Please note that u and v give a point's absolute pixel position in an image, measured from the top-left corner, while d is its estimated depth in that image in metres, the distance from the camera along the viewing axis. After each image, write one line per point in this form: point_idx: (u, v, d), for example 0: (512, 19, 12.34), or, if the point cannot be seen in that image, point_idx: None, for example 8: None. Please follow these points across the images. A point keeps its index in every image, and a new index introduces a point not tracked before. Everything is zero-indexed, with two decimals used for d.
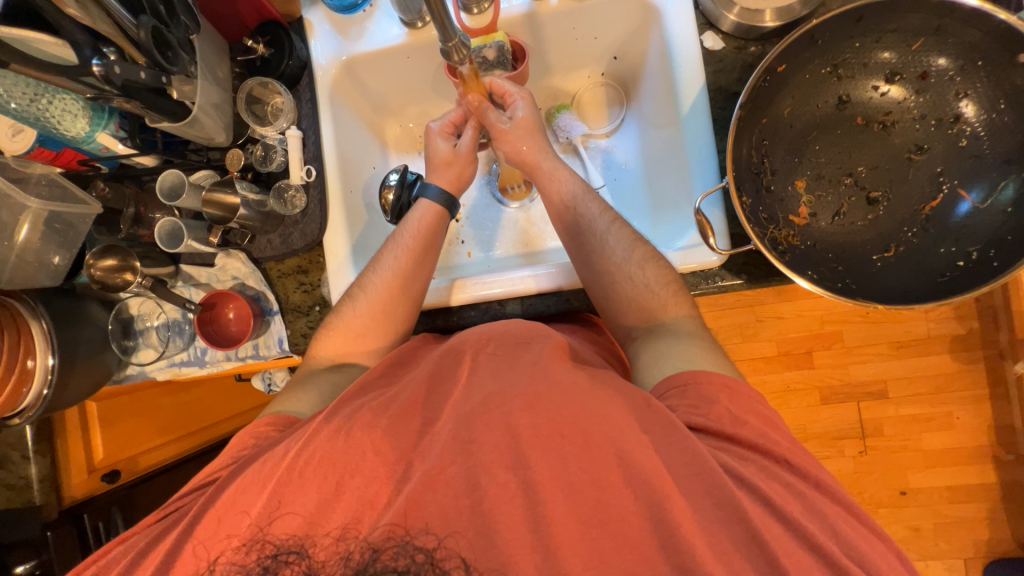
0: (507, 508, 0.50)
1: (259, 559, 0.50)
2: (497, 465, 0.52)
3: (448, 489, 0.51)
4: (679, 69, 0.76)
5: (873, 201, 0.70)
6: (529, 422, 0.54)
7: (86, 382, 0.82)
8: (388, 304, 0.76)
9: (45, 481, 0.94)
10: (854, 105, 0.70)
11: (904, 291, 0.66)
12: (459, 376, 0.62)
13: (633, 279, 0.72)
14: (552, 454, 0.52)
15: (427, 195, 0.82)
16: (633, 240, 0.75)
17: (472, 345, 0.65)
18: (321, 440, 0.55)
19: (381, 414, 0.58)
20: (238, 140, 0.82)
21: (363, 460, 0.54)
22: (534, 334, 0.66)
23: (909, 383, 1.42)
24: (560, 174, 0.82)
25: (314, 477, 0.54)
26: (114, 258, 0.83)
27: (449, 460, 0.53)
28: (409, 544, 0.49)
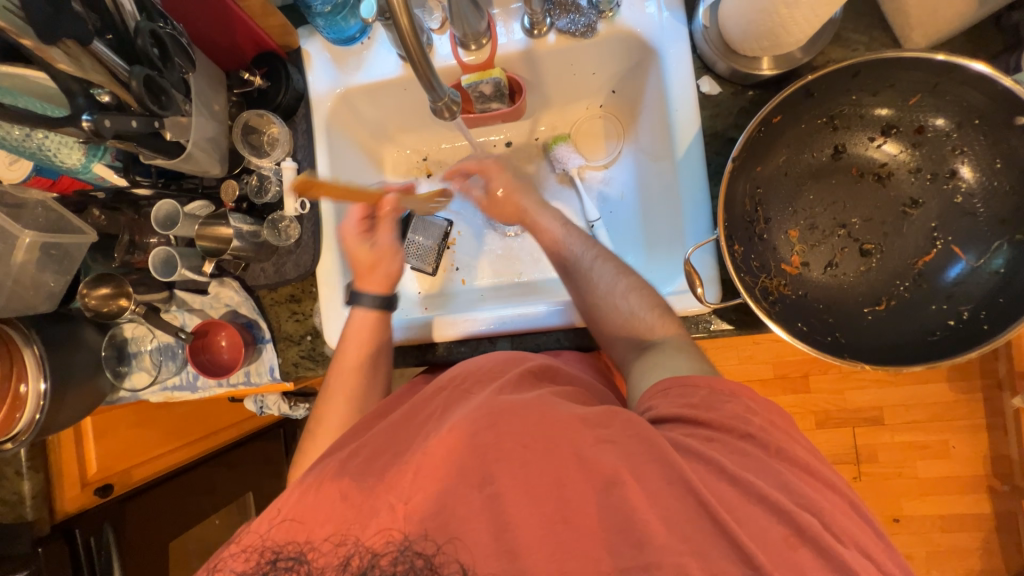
0: (471, 526, 0.48)
1: (258, 565, 0.51)
2: (461, 483, 0.50)
3: (417, 514, 0.49)
4: (675, 113, 0.75)
5: (866, 253, 0.70)
6: (500, 451, 0.51)
7: (79, 405, 0.83)
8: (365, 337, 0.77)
9: (37, 498, 0.96)
10: (849, 156, 0.69)
11: (894, 347, 0.66)
12: (432, 408, 0.61)
13: (619, 307, 0.71)
14: (515, 462, 0.50)
15: (362, 304, 0.77)
16: (616, 271, 0.74)
17: (445, 384, 0.65)
18: (295, 496, 0.54)
19: (353, 460, 0.57)
20: (233, 170, 0.83)
21: (333, 510, 0.51)
22: (513, 361, 0.66)
23: (904, 412, 1.41)
24: (544, 218, 0.83)
25: (295, 520, 0.52)
26: (106, 286, 0.85)
27: (416, 490, 0.50)
28: (408, 548, 0.48)
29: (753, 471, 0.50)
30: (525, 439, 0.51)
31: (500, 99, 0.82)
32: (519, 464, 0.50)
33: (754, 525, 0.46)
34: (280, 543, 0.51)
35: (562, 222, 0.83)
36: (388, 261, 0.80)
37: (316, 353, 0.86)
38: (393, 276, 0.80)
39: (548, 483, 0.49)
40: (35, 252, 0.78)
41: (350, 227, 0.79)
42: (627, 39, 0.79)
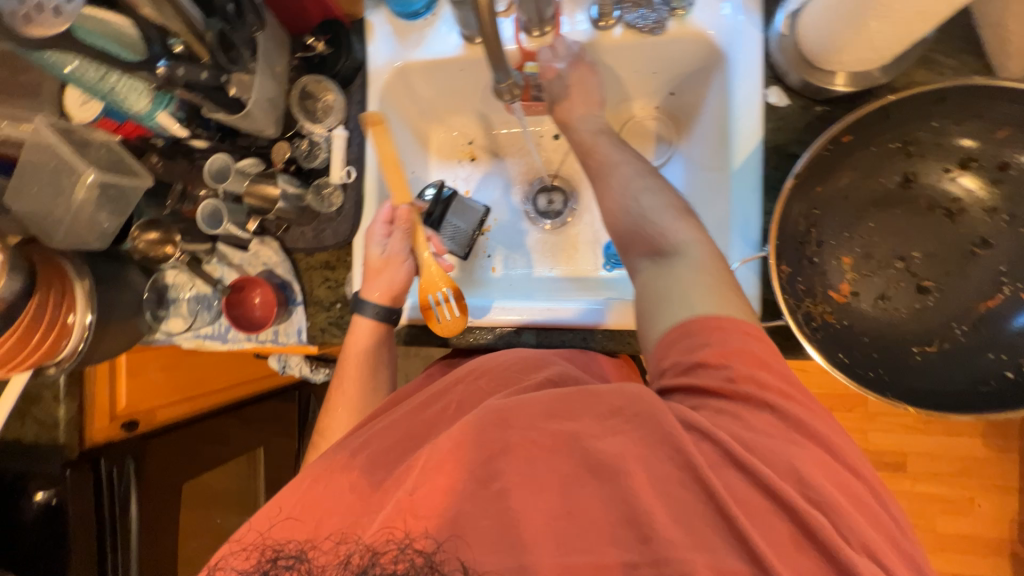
0: (479, 522, 0.47)
1: (257, 563, 0.52)
2: (467, 476, 0.49)
3: (421, 504, 0.48)
4: (736, 122, 0.73)
5: (923, 290, 0.66)
6: (519, 442, 0.49)
7: (117, 342, 0.87)
8: (388, 283, 0.78)
9: (70, 423, 1.00)
10: (919, 187, 0.66)
11: (939, 394, 0.62)
12: (449, 398, 0.62)
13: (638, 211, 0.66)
14: (520, 458, 0.49)
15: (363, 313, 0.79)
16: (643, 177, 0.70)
17: (462, 375, 0.65)
18: (313, 480, 0.56)
19: (362, 449, 0.59)
20: (286, 133, 0.85)
21: (344, 499, 0.54)
22: (535, 363, 0.65)
23: (930, 461, 1.34)
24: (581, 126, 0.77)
25: (309, 513, 0.54)
26: (155, 231, 0.89)
27: (420, 481, 0.49)
28: (408, 546, 0.48)
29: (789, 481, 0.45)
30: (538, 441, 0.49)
31: (564, 90, 0.78)
32: (525, 456, 0.49)
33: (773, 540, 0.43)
34: (284, 528, 0.53)
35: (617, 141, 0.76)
36: (396, 274, 0.79)
37: (344, 321, 0.87)
38: (395, 287, 0.79)
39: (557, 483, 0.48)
40: (95, 190, 0.79)
41: (377, 227, 0.80)
42: (695, 41, 0.76)
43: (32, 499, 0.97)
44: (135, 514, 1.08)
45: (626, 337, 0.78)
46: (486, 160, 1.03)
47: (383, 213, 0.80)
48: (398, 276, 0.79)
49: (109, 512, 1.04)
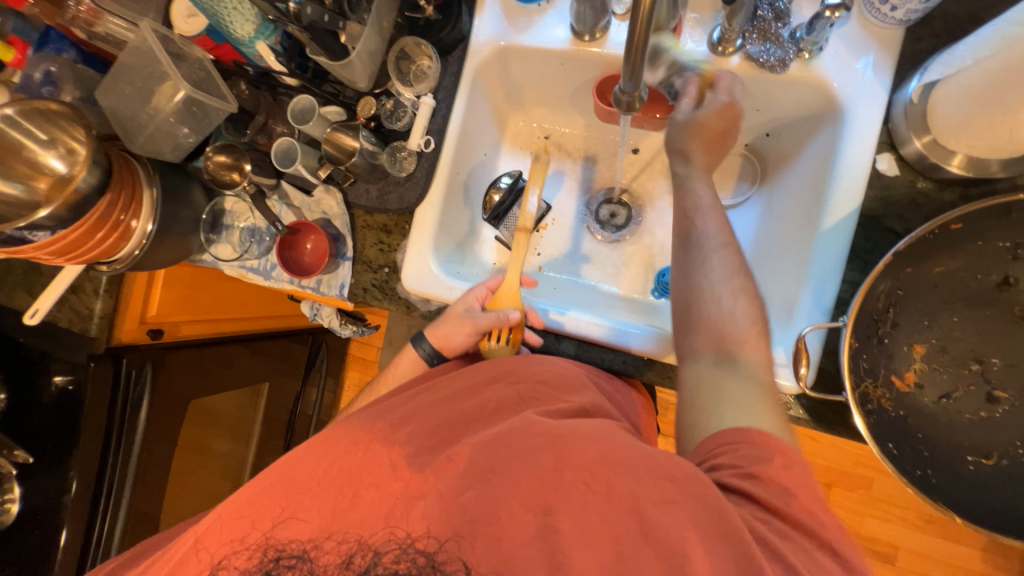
0: (523, 550, 0.46)
1: (258, 563, 0.50)
2: (518, 502, 0.49)
3: (462, 511, 0.49)
4: (838, 180, 0.69)
5: (993, 399, 0.63)
6: (550, 466, 0.50)
7: (169, 254, 0.88)
8: (444, 332, 0.79)
9: (103, 319, 1.02)
10: (1017, 292, 0.62)
11: (986, 510, 0.60)
12: (486, 396, 0.62)
13: (721, 304, 0.60)
14: (575, 502, 0.48)
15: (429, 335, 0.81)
16: (735, 271, 0.62)
17: (500, 376, 0.66)
18: (341, 447, 0.54)
19: (398, 429, 0.57)
20: (375, 89, 0.85)
21: (380, 476, 0.51)
22: (572, 387, 0.65)
23: (923, 561, 1.29)
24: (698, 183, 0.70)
25: (333, 485, 0.52)
26: (227, 156, 0.89)
27: (464, 486, 0.50)
28: (409, 547, 0.48)
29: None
30: (588, 478, 0.49)
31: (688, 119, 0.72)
32: (578, 499, 0.48)
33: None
34: (306, 501, 0.51)
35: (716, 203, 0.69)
36: (457, 334, 0.78)
37: (388, 286, 0.87)
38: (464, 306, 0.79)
39: (605, 534, 0.46)
40: (180, 105, 0.82)
41: (474, 291, 0.80)
42: (815, 88, 0.73)
43: (51, 381, 1.02)
44: (143, 416, 1.08)
45: (668, 371, 0.77)
46: (557, 159, 1.01)
47: (487, 285, 0.81)
48: (456, 329, 0.78)
49: (121, 408, 1.05)
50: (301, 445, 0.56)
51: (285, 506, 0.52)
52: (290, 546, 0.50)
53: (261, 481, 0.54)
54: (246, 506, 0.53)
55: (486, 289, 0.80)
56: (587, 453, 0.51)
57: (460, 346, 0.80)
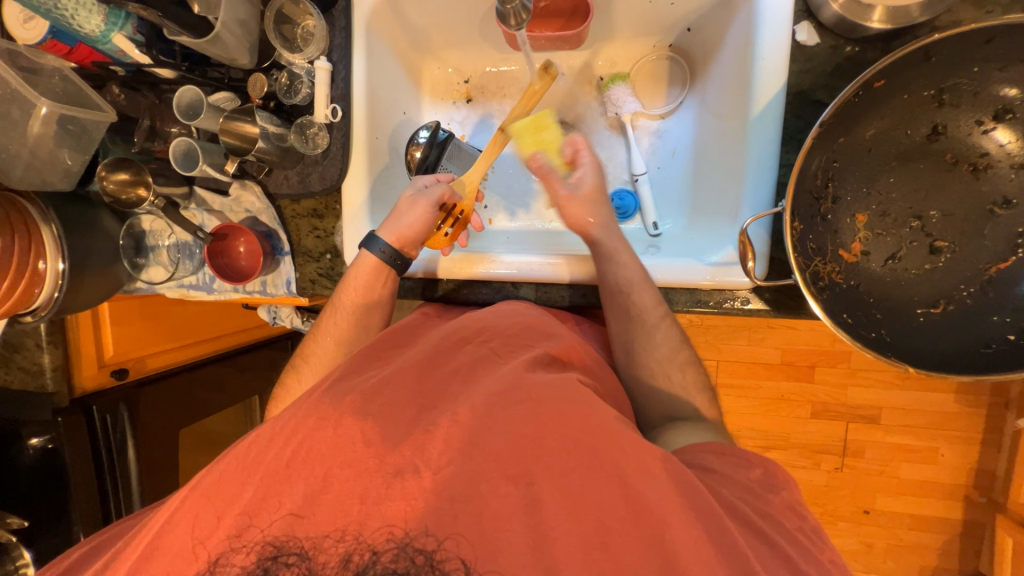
0: (505, 512, 0.47)
1: (258, 563, 0.47)
2: (498, 473, 0.49)
3: (441, 488, 0.48)
4: (760, 62, 0.66)
5: (936, 251, 0.64)
6: (532, 429, 0.50)
7: (97, 290, 0.82)
8: (403, 224, 0.73)
9: (57, 371, 0.98)
10: (946, 140, 0.62)
11: (940, 354, 0.62)
12: (459, 360, 0.61)
13: (671, 378, 0.68)
14: (552, 458, 0.49)
15: (370, 248, 0.74)
16: (678, 342, 0.70)
17: (472, 337, 0.64)
18: (308, 426, 0.52)
19: (373, 401, 0.55)
20: (262, 64, 0.78)
21: (353, 453, 0.50)
22: (543, 332, 0.65)
23: (904, 415, 1.39)
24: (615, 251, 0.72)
25: (307, 468, 0.50)
26: (126, 172, 0.81)
27: (444, 461, 0.49)
28: (408, 545, 0.46)
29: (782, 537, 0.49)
30: (565, 441, 0.49)
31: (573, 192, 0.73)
32: (559, 463, 0.49)
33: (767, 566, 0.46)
34: (281, 496, 0.49)
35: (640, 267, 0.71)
36: (416, 221, 0.73)
37: (335, 273, 0.83)
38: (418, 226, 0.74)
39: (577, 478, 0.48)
40: (52, 125, 0.73)
41: (425, 178, 0.78)
42: None
43: (27, 442, 0.95)
44: (133, 459, 1.06)
45: None
46: (483, 102, 0.94)
47: (439, 176, 0.79)
48: (417, 218, 0.73)
49: (105, 454, 1.02)
50: (268, 423, 0.55)
51: (256, 501, 0.50)
52: (266, 529, 0.48)
53: (227, 465, 0.52)
54: (211, 501, 0.51)
55: (437, 179, 0.78)
56: (563, 414, 0.51)
57: (414, 241, 0.75)
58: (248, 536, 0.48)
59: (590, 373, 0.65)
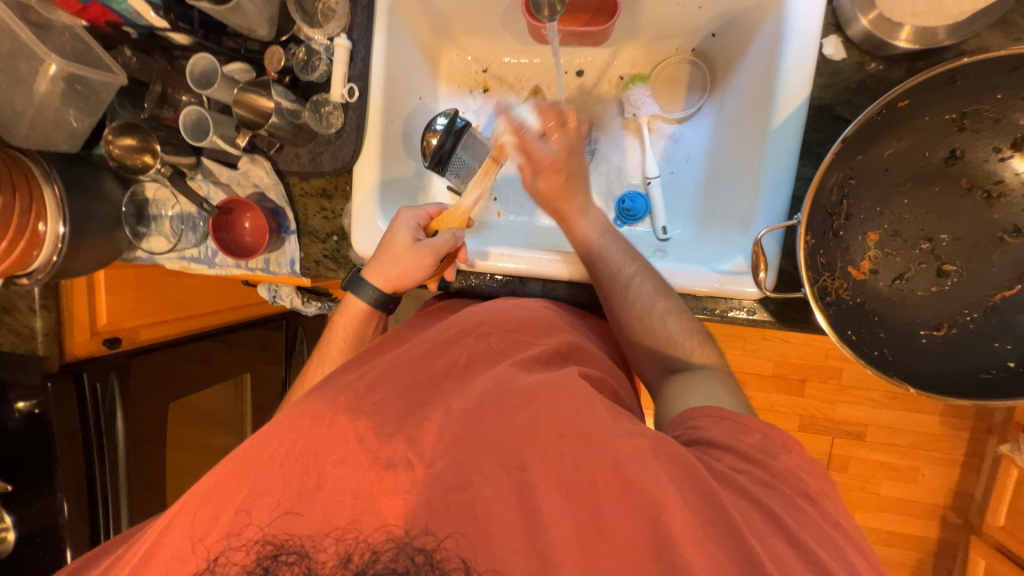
0: (500, 512, 0.46)
1: (259, 560, 0.46)
2: (492, 463, 0.48)
3: (436, 482, 0.47)
4: (785, 73, 0.66)
5: (943, 274, 0.65)
6: (527, 422, 0.50)
7: (96, 256, 0.80)
8: (395, 271, 0.71)
9: (49, 335, 0.96)
10: (963, 164, 0.62)
11: (940, 376, 0.63)
12: (456, 352, 0.60)
13: (654, 331, 0.67)
14: (552, 457, 0.48)
15: (358, 293, 0.73)
16: (659, 290, 0.68)
17: (470, 329, 0.63)
18: (302, 426, 0.51)
19: (365, 398, 0.54)
20: (281, 37, 0.77)
21: (347, 450, 0.49)
22: (544, 328, 0.65)
23: (889, 434, 1.41)
24: (582, 224, 0.73)
25: (305, 462, 0.49)
26: (133, 137, 0.80)
27: (441, 457, 0.49)
28: (408, 544, 0.45)
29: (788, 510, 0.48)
30: (567, 443, 0.48)
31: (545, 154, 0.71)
32: (553, 454, 0.48)
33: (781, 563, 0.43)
34: (274, 483, 0.48)
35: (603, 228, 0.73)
36: (412, 267, 0.71)
37: (340, 255, 0.82)
38: (404, 277, 0.72)
39: (576, 486, 0.47)
40: (59, 84, 0.71)
41: (413, 214, 0.74)
42: None
43: (14, 408, 0.94)
44: (121, 428, 1.04)
45: None
46: (500, 93, 0.93)
47: (428, 209, 0.76)
48: (408, 266, 0.71)
49: (94, 424, 1.01)
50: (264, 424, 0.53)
51: (250, 491, 0.48)
52: (261, 527, 0.47)
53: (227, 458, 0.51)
54: (205, 495, 0.49)
55: (427, 213, 0.76)
56: (560, 409, 0.51)
57: (413, 283, 0.73)
58: (243, 533, 0.47)
59: (597, 366, 0.64)
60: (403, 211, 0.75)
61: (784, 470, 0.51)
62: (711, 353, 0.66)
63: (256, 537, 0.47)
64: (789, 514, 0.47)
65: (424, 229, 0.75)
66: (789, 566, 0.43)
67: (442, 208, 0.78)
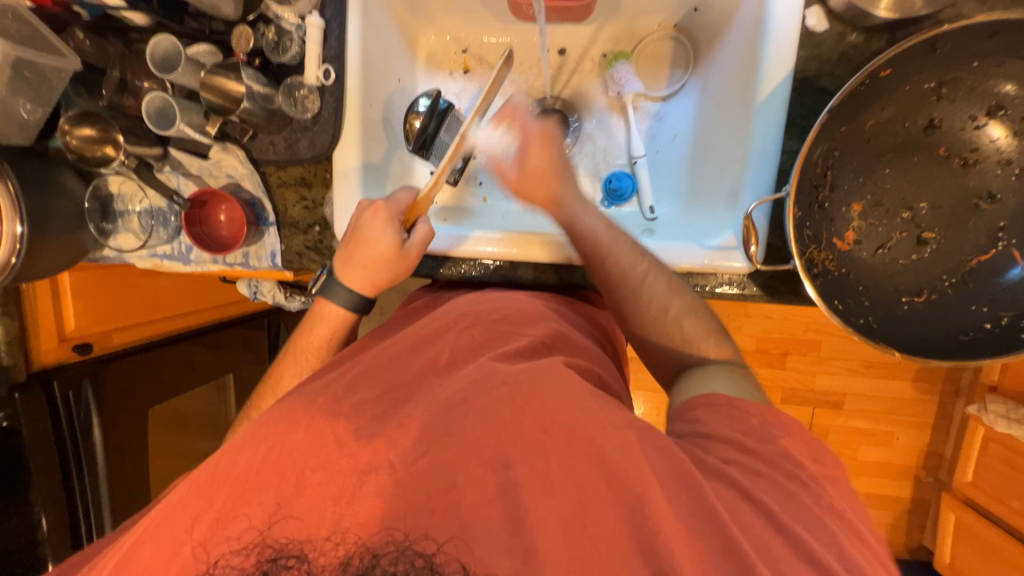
0: (484, 513, 0.42)
1: (258, 563, 0.41)
2: (475, 460, 0.44)
3: (417, 485, 0.43)
4: (769, 45, 0.66)
5: (922, 242, 0.67)
6: (510, 416, 0.45)
7: (58, 258, 0.75)
8: (382, 275, 0.70)
9: (11, 342, 0.91)
10: (941, 133, 0.64)
11: (921, 341, 0.65)
12: (439, 347, 0.56)
13: (671, 330, 0.65)
14: (535, 450, 0.44)
15: (333, 297, 0.70)
16: (671, 289, 0.66)
17: (451, 324, 0.59)
18: (277, 428, 0.46)
19: (344, 399, 0.49)
20: (248, 16, 0.72)
21: (325, 454, 0.44)
22: (528, 319, 0.62)
23: (866, 401, 1.47)
24: (583, 213, 0.69)
25: (274, 470, 0.44)
26: (92, 127, 0.75)
27: (422, 456, 0.44)
28: (408, 548, 0.40)
29: (781, 500, 0.46)
30: (561, 436, 0.44)
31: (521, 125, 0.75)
32: (540, 451, 0.44)
33: (773, 555, 0.41)
34: (245, 491, 0.44)
35: (607, 221, 0.70)
36: (400, 269, 0.70)
37: (323, 246, 0.79)
38: (388, 278, 0.71)
39: (569, 486, 0.42)
40: (6, 69, 0.68)
41: (388, 209, 0.69)
42: None
43: None
44: (99, 437, 1.00)
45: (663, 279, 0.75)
46: (480, 74, 0.91)
47: (401, 200, 0.71)
48: (393, 268, 0.70)
49: (68, 432, 0.96)
50: (240, 431, 0.49)
51: (221, 499, 0.44)
52: (242, 537, 0.42)
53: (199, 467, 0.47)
54: (170, 511, 0.44)
55: (401, 205, 0.71)
56: (546, 400, 0.46)
57: (387, 283, 0.71)
58: (213, 549, 0.42)
59: (587, 356, 0.61)
60: (363, 203, 0.71)
61: (779, 452, 0.49)
62: (728, 350, 0.64)
63: (229, 555, 0.42)
64: (782, 504, 0.46)
65: (401, 222, 0.70)
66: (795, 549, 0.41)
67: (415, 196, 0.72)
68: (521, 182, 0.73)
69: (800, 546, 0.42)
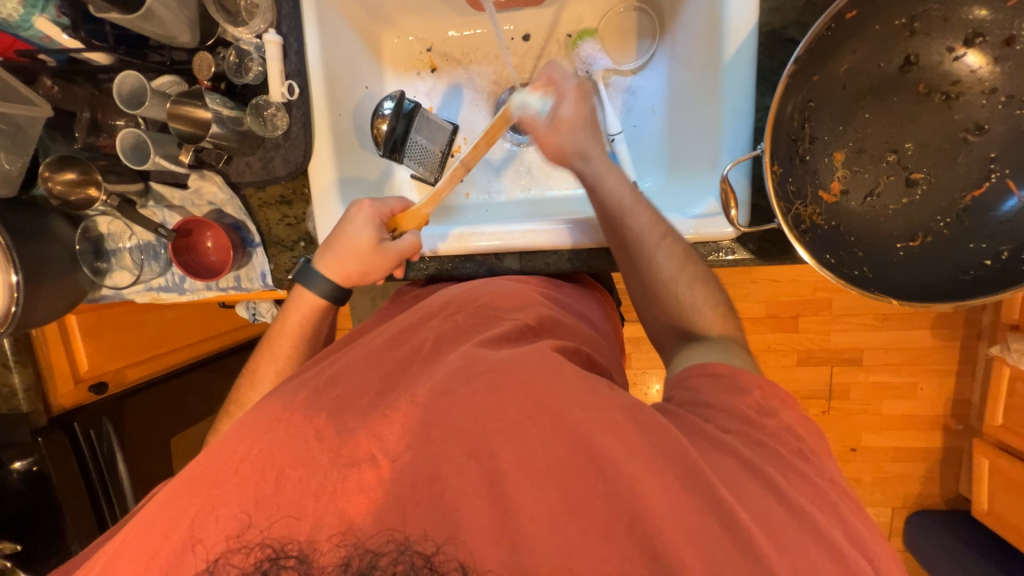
0: (468, 500, 0.42)
1: (258, 563, 0.41)
2: (458, 450, 0.44)
3: (401, 477, 0.43)
4: (730, 3, 0.64)
5: (912, 184, 0.65)
6: (494, 403, 0.45)
7: (59, 301, 0.77)
8: (355, 267, 0.69)
9: (30, 390, 0.92)
10: (920, 69, 0.61)
11: (920, 286, 0.64)
12: (422, 335, 0.56)
13: (679, 299, 0.63)
14: (518, 435, 0.43)
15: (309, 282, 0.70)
16: (683, 259, 0.64)
17: (438, 311, 0.60)
18: (263, 423, 0.47)
19: (326, 393, 0.49)
20: (206, 42, 0.73)
21: (306, 451, 0.45)
22: (516, 303, 0.62)
23: (883, 354, 1.43)
24: (612, 176, 0.66)
25: (256, 475, 0.44)
26: (71, 171, 0.76)
27: (403, 447, 0.45)
28: (408, 549, 0.40)
29: (776, 460, 0.45)
30: (540, 418, 0.44)
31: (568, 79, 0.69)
32: (523, 436, 0.43)
33: (764, 516, 0.41)
34: (231, 502, 0.44)
35: (631, 187, 0.66)
36: (372, 266, 0.70)
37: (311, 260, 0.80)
38: (360, 273, 0.70)
39: (553, 469, 0.42)
40: None
41: (375, 208, 0.70)
42: None
43: (9, 468, 0.91)
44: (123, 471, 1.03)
45: None
46: (448, 71, 0.90)
47: (392, 204, 0.72)
48: (365, 262, 0.69)
49: (93, 468, 0.99)
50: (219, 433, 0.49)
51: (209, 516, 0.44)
52: (237, 543, 0.43)
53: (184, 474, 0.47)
54: (153, 527, 0.44)
55: (389, 209, 0.72)
56: (530, 386, 0.46)
57: (360, 280, 0.71)
58: (212, 546, 0.42)
59: (575, 337, 0.60)
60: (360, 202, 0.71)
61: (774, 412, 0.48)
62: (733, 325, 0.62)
63: (229, 552, 0.42)
64: (777, 466, 0.45)
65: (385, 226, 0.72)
66: (779, 509, 0.41)
67: (406, 205, 0.74)
68: (552, 143, 0.68)
69: (792, 503, 0.42)
